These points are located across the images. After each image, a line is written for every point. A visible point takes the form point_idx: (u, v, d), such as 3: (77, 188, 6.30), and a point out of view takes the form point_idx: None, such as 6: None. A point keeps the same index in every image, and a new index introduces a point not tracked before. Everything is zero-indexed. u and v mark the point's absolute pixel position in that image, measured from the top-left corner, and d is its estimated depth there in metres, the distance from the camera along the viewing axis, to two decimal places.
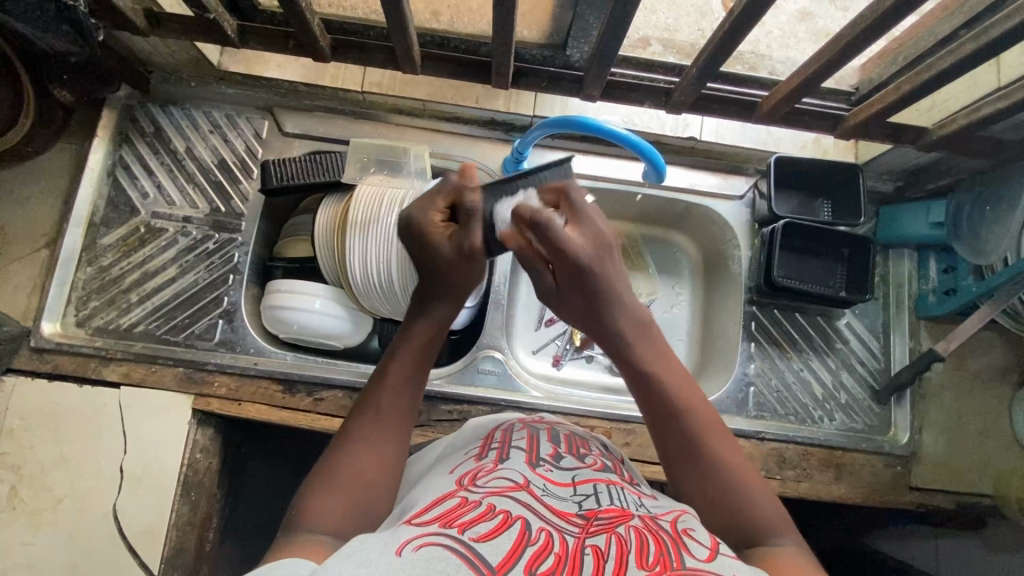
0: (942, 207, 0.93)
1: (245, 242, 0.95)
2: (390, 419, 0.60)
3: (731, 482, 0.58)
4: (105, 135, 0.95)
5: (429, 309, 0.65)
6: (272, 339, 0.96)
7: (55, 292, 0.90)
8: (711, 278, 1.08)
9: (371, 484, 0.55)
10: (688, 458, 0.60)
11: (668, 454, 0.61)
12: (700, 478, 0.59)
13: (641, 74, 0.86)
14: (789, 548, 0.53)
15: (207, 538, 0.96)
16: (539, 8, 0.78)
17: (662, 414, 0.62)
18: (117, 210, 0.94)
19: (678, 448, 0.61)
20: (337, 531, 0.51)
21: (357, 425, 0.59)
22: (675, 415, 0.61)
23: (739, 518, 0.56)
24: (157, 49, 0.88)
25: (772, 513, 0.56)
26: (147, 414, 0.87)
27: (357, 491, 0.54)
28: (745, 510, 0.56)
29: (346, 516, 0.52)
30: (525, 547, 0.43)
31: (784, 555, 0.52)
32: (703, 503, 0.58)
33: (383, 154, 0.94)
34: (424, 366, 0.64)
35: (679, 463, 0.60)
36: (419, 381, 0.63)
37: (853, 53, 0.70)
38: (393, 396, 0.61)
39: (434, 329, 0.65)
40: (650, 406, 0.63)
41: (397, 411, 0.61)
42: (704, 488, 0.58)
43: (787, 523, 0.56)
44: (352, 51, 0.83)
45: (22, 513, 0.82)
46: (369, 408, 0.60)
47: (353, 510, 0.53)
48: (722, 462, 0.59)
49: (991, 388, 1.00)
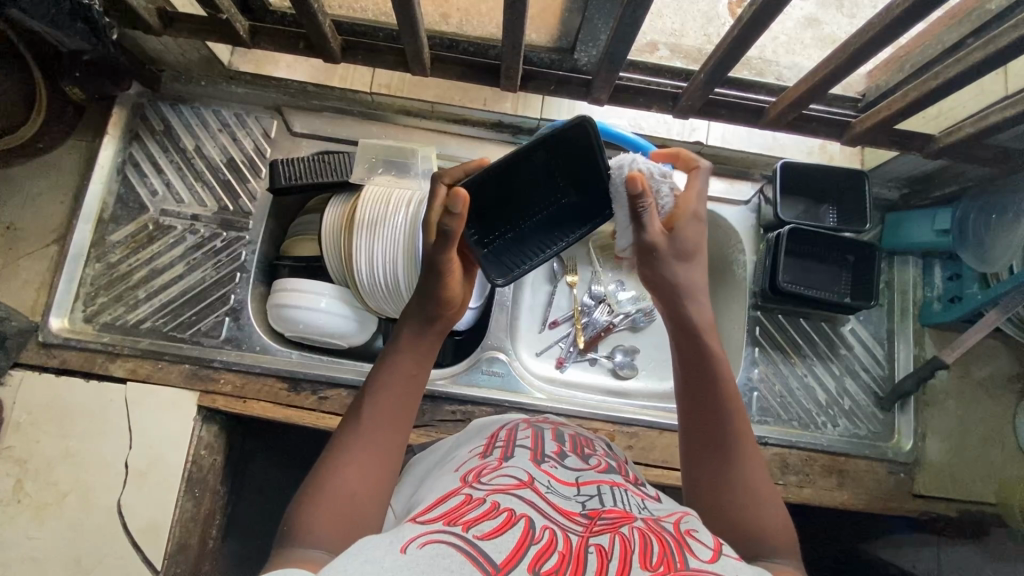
0: (947, 214, 0.92)
1: (253, 241, 0.96)
2: (377, 437, 0.59)
3: (749, 483, 0.59)
4: (116, 133, 0.95)
5: (422, 340, 0.67)
6: (277, 338, 0.96)
7: (63, 288, 0.91)
8: (714, 284, 1.08)
9: (359, 495, 0.54)
10: (717, 449, 0.61)
11: (697, 446, 0.62)
12: (722, 469, 0.60)
13: (647, 79, 0.87)
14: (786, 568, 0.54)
15: (209, 534, 0.96)
16: (548, 12, 0.78)
17: (702, 399, 0.63)
18: (126, 206, 0.95)
19: (706, 437, 0.62)
20: (328, 541, 0.50)
21: (344, 440, 0.59)
22: (713, 403, 0.63)
23: (746, 523, 0.56)
24: (168, 48, 0.89)
25: (777, 526, 0.57)
26: (152, 410, 0.87)
27: (344, 503, 0.53)
28: (750, 516, 0.57)
29: (338, 528, 0.51)
30: (529, 545, 0.44)
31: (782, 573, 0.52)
32: (721, 497, 0.58)
33: (392, 155, 0.95)
34: (408, 385, 0.64)
35: (708, 456, 0.61)
36: (405, 399, 0.63)
37: (860, 61, 0.71)
38: (385, 404, 0.61)
39: (415, 359, 0.65)
40: (691, 388, 0.65)
41: (387, 426, 0.60)
42: (718, 484, 0.59)
43: (792, 544, 0.56)
44: (362, 53, 0.84)
45: (27, 506, 0.83)
46: (358, 429, 0.59)
47: (344, 523, 0.52)
48: (747, 465, 0.60)
49: (994, 397, 1.00)
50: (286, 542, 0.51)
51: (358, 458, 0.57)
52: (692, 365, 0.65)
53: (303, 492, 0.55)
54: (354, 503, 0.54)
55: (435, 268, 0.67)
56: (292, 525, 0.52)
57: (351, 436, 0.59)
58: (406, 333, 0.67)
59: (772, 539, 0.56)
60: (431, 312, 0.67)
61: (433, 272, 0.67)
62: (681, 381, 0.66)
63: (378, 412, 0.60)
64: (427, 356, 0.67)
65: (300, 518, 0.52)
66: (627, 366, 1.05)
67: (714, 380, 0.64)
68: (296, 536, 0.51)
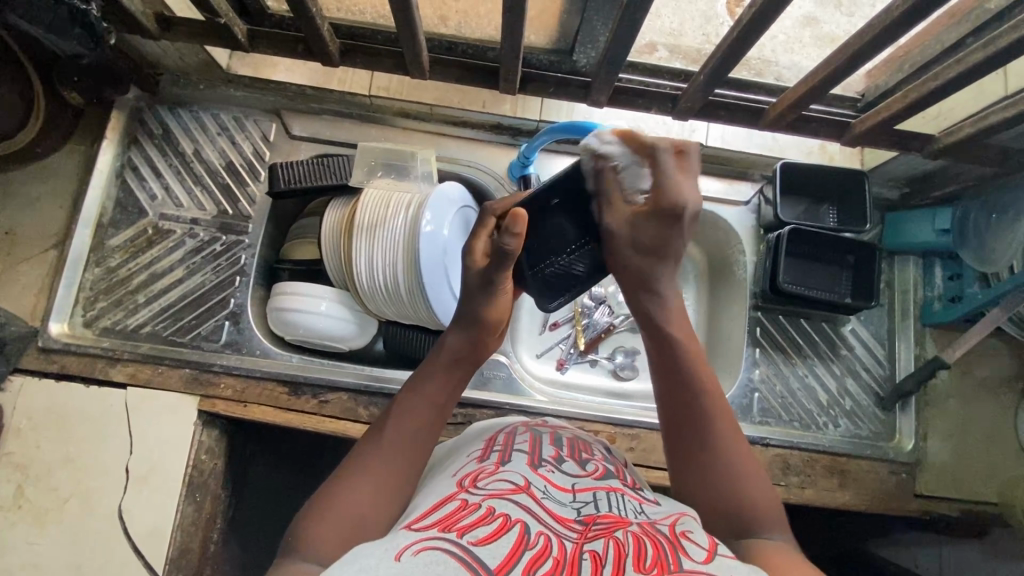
0: (946, 214, 0.93)
1: (252, 244, 0.96)
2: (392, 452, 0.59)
3: (728, 456, 0.59)
4: (115, 137, 0.95)
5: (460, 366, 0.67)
6: (277, 341, 0.96)
7: (63, 293, 0.91)
8: (714, 285, 1.08)
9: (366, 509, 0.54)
10: (695, 428, 0.61)
11: (675, 429, 0.62)
12: (702, 448, 0.60)
13: (647, 80, 0.87)
14: (774, 541, 0.53)
15: (211, 538, 0.96)
16: (547, 14, 0.78)
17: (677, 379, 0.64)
18: (125, 211, 0.95)
19: (686, 419, 0.61)
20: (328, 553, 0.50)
21: (360, 453, 0.59)
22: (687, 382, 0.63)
23: (732, 503, 0.56)
24: (167, 52, 0.89)
25: (761, 499, 0.56)
26: (153, 415, 0.87)
27: (351, 517, 0.53)
28: (733, 491, 0.57)
29: (338, 541, 0.51)
30: (523, 550, 0.43)
31: (776, 549, 0.52)
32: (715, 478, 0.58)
33: (390, 158, 0.95)
34: (436, 406, 0.64)
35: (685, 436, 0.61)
36: (431, 421, 0.62)
37: (859, 62, 0.71)
38: (408, 418, 0.61)
39: (448, 380, 0.66)
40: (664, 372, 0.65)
41: (409, 443, 0.60)
42: (699, 462, 0.59)
43: (780, 517, 0.56)
44: (360, 56, 0.83)
45: (28, 512, 0.83)
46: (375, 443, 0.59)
47: (346, 535, 0.52)
48: (724, 439, 0.60)
49: (995, 396, 0.99)
50: (290, 550, 0.51)
51: (370, 471, 0.57)
52: (664, 348, 0.66)
53: (313, 499, 0.55)
54: (360, 515, 0.53)
55: (485, 289, 0.69)
56: (297, 532, 0.52)
57: (368, 448, 0.59)
58: (444, 355, 0.68)
59: (756, 514, 0.55)
60: (473, 336, 0.69)
61: (482, 290, 0.70)
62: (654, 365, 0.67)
63: (400, 426, 0.61)
64: (459, 384, 0.67)
65: (306, 526, 0.52)
66: (628, 367, 1.04)
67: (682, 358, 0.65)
68: (299, 544, 0.51)
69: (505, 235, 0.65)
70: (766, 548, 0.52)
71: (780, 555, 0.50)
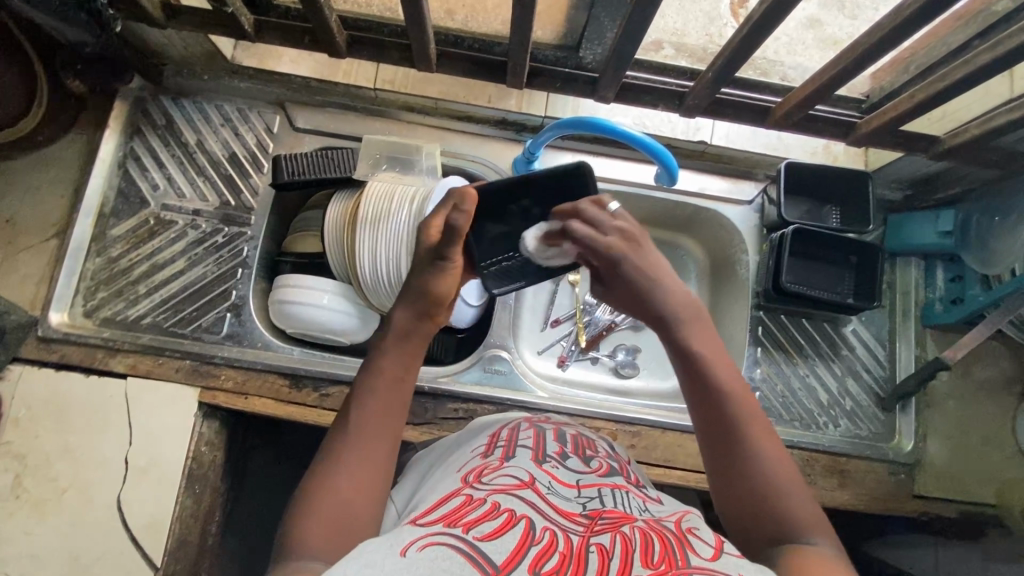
0: (950, 215, 0.93)
1: (255, 237, 0.95)
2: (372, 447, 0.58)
3: (774, 479, 0.55)
4: (117, 126, 0.95)
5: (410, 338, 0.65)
6: (279, 334, 0.96)
7: (64, 283, 0.90)
8: (716, 283, 1.09)
9: (355, 505, 0.53)
10: (727, 449, 0.57)
11: (712, 459, 0.58)
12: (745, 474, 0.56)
13: (654, 77, 0.87)
14: (823, 549, 0.51)
15: (209, 531, 0.95)
16: (555, 8, 0.79)
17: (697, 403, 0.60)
18: (127, 201, 0.94)
19: (721, 438, 0.58)
20: (322, 552, 0.50)
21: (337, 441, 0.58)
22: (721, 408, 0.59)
23: (770, 515, 0.54)
24: (171, 42, 0.88)
25: (806, 512, 0.54)
26: (152, 406, 0.87)
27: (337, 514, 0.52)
28: (780, 506, 0.54)
29: (329, 542, 0.51)
30: (529, 546, 0.43)
31: (819, 556, 0.49)
32: (752, 493, 0.55)
33: (396, 151, 0.94)
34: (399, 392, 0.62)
35: (723, 464, 0.57)
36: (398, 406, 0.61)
37: (868, 62, 0.70)
38: (386, 400, 0.60)
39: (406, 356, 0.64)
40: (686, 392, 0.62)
41: (382, 433, 0.59)
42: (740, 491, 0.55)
43: (823, 525, 0.53)
44: (367, 48, 0.83)
45: (26, 502, 0.82)
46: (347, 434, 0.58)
47: (335, 533, 0.51)
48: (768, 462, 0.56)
49: (994, 398, 1.00)
50: (283, 552, 0.50)
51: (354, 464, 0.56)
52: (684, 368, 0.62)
53: (300, 494, 0.55)
54: (348, 505, 0.53)
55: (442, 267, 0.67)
56: (292, 530, 0.52)
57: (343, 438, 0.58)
58: (392, 333, 0.65)
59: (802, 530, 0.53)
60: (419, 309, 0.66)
61: None
62: (686, 384, 0.62)
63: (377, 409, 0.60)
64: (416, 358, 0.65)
65: (295, 525, 0.52)
66: (629, 365, 1.05)
67: (711, 372, 0.60)
68: (292, 548, 0.50)
69: (455, 214, 0.65)
70: (808, 555, 0.50)
71: (819, 565, 0.48)
